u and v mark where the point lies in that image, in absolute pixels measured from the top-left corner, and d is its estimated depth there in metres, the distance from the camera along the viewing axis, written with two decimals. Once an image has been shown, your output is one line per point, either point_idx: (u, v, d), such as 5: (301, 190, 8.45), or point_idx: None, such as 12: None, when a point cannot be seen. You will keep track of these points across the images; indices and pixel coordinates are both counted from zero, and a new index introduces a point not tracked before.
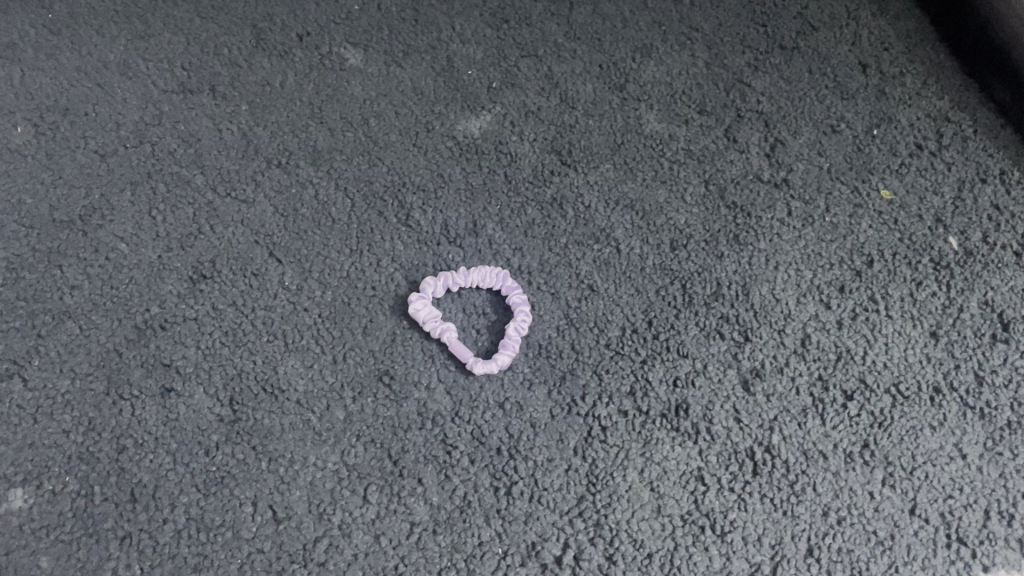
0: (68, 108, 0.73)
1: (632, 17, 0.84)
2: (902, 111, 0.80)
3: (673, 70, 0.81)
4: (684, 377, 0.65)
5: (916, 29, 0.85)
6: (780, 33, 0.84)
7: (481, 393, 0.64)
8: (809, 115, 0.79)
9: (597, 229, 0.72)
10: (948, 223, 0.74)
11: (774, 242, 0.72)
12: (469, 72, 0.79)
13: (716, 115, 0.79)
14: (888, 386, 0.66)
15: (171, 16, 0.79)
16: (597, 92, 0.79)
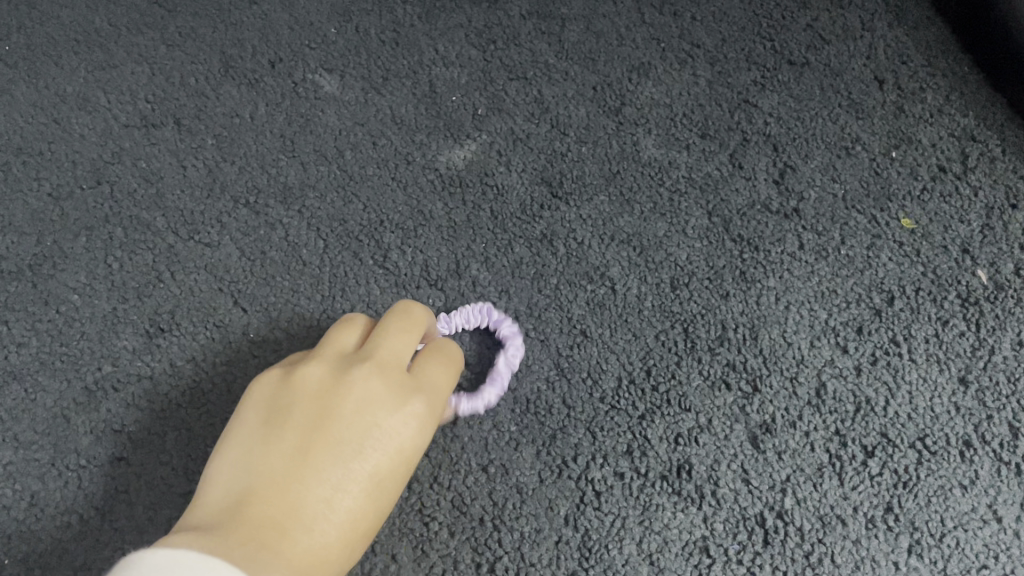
0: (22, 147, 0.68)
1: (628, 33, 0.78)
2: (922, 131, 0.74)
3: (672, 91, 0.75)
4: (686, 433, 0.59)
5: (935, 40, 0.79)
6: (788, 47, 0.78)
7: (462, 456, 0.58)
8: (821, 138, 0.73)
9: (590, 268, 0.66)
10: (975, 255, 0.67)
11: (784, 279, 0.66)
12: (453, 98, 0.73)
13: (719, 138, 0.73)
14: (913, 441, 0.59)
15: (135, 44, 0.74)
16: (591, 116, 0.73)
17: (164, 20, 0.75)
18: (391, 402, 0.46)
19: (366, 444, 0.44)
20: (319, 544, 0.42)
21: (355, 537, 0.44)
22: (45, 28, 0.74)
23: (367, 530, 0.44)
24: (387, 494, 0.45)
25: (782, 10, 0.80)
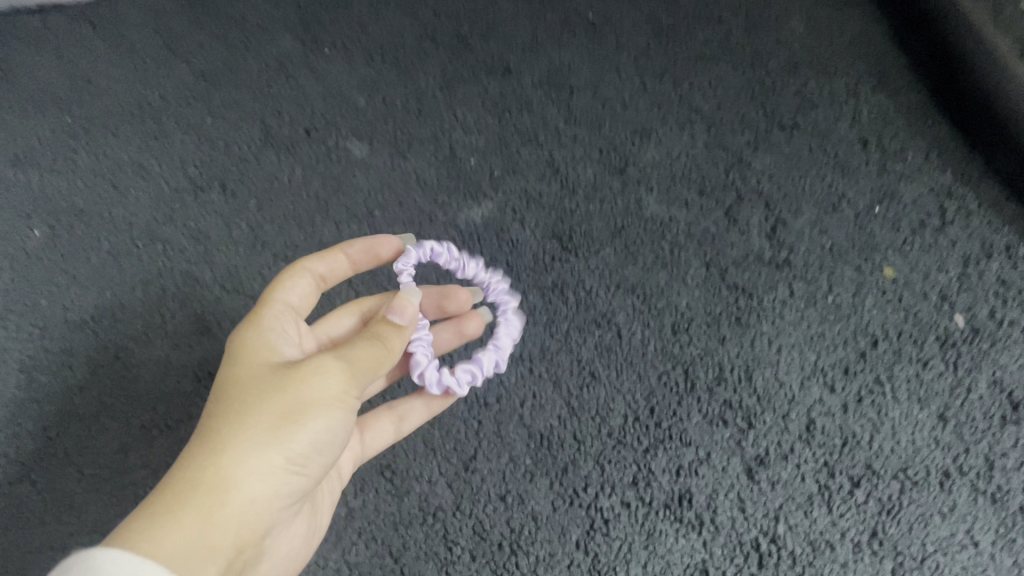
0: (83, 210, 0.75)
1: (631, 100, 0.85)
2: (904, 187, 0.80)
3: (673, 152, 0.82)
4: (687, 466, 0.65)
5: (916, 103, 0.86)
6: (778, 111, 0.85)
7: (482, 486, 0.64)
8: (809, 194, 0.80)
9: (598, 314, 0.72)
10: (954, 300, 0.73)
11: (777, 324, 0.72)
12: (471, 160, 0.81)
13: (716, 196, 0.79)
14: (896, 472, 0.65)
15: (184, 115, 0.82)
16: (597, 176, 0.80)
17: (209, 93, 0.83)
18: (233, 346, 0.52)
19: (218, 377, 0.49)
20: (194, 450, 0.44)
21: (236, 418, 0.45)
22: (103, 102, 0.82)
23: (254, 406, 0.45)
24: (255, 382, 0.47)
25: (773, 78, 0.88)
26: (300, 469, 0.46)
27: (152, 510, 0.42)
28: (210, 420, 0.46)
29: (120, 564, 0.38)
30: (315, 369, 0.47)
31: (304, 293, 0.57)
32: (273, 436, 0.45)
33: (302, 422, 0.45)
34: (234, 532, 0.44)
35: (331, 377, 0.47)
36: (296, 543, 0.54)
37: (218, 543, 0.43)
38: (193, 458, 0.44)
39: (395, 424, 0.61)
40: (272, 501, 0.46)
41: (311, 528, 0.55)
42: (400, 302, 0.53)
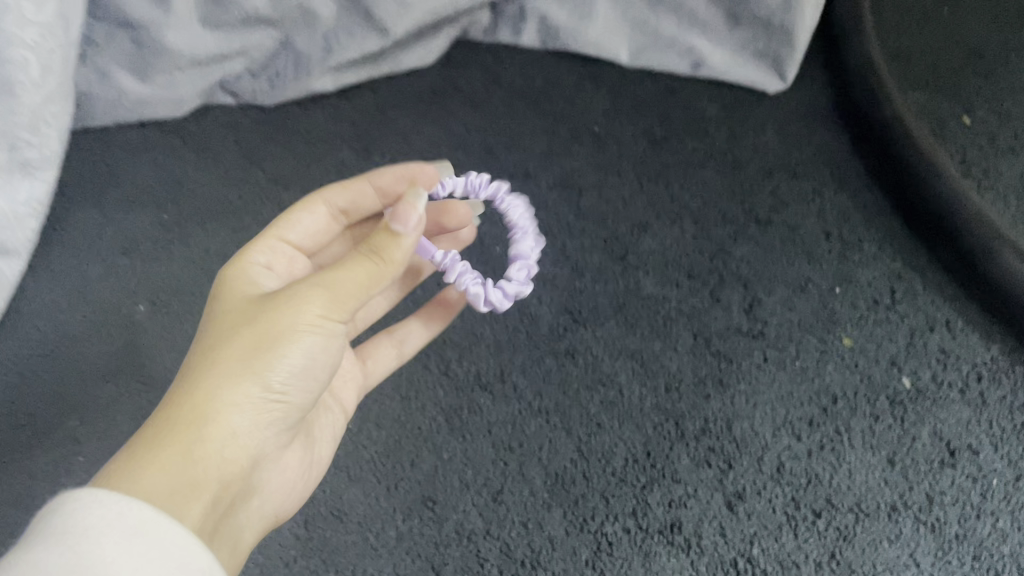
0: (178, 289, 0.91)
1: (631, 199, 1.02)
2: (861, 272, 0.96)
3: (666, 242, 0.98)
4: (678, 499, 0.79)
5: (872, 201, 1.02)
6: (755, 208, 1.01)
7: (507, 514, 0.79)
8: (781, 277, 0.95)
9: (603, 376, 0.87)
10: (901, 365, 0.88)
11: (752, 384, 0.86)
12: (498, 248, 0.96)
13: (702, 278, 0.95)
14: (851, 505, 0.79)
15: (258, 212, 0.98)
16: (602, 261, 0.96)
17: (280, 193, 1.00)
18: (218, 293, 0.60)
19: (205, 324, 0.58)
20: (179, 390, 0.53)
21: (214, 359, 0.53)
22: (192, 201, 0.99)
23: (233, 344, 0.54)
24: (234, 324, 0.55)
25: (750, 180, 1.04)
26: (278, 393, 0.55)
27: (140, 445, 0.50)
28: (194, 360, 0.54)
29: (104, 506, 0.45)
30: (291, 301, 0.54)
31: (316, 223, 0.70)
32: (251, 369, 0.53)
33: (279, 352, 0.54)
34: (217, 461, 0.52)
35: (310, 304, 0.54)
36: (297, 474, 0.64)
37: (203, 473, 0.51)
38: (177, 396, 0.53)
39: (397, 349, 0.76)
40: (253, 429, 0.54)
41: (310, 461, 0.65)
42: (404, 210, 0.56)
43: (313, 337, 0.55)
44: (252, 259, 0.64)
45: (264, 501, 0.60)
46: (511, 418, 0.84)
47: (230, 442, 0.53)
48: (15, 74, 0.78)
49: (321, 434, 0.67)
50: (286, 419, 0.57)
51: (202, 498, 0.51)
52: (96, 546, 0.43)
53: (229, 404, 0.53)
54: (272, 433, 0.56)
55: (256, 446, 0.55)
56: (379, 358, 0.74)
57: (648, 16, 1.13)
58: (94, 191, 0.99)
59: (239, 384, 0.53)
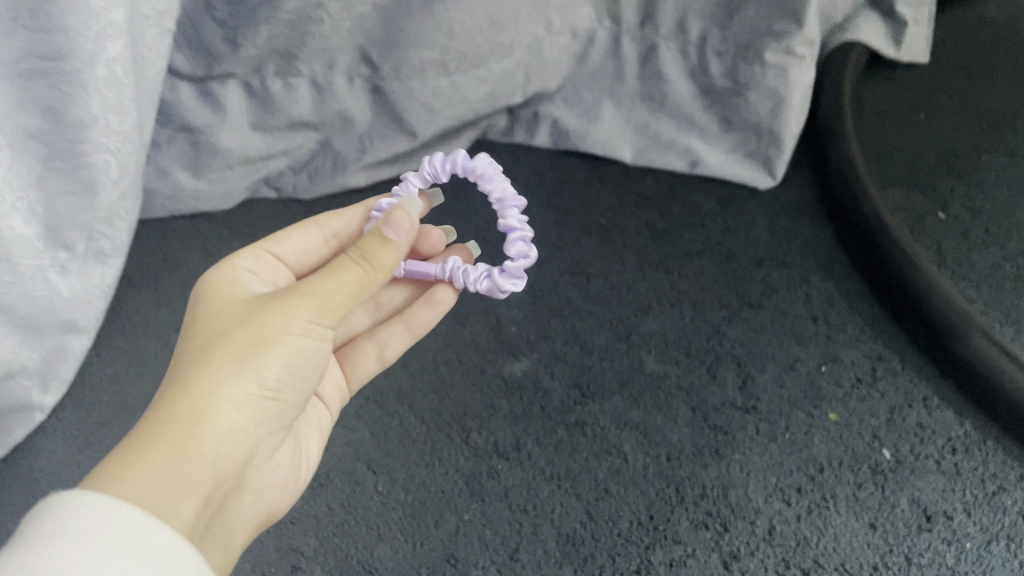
0: None
1: (634, 284, 1.12)
2: (845, 352, 1.05)
3: (667, 324, 1.08)
4: (679, 558, 0.87)
5: (855, 288, 1.12)
6: (747, 293, 1.12)
7: (522, 572, 0.86)
8: (772, 357, 1.04)
9: (610, 445, 0.95)
10: (882, 438, 0.96)
11: (746, 454, 0.95)
12: (514, 328, 1.06)
13: (700, 356, 1.04)
14: (836, 565, 0.87)
15: None
16: (609, 341, 1.05)
17: None
18: (199, 308, 0.69)
19: (191, 333, 0.66)
20: (173, 388, 0.61)
21: (208, 362, 0.61)
22: None
23: (224, 349, 0.62)
24: (224, 332, 0.64)
25: (743, 268, 1.15)
26: (266, 392, 0.63)
27: (137, 439, 0.57)
28: (186, 364, 0.62)
29: (88, 509, 0.50)
30: (281, 310, 0.64)
31: (307, 241, 0.84)
32: (243, 370, 0.62)
33: (269, 354, 0.63)
34: (210, 457, 0.59)
35: (300, 312, 0.64)
36: (282, 473, 0.72)
37: (198, 467, 0.58)
38: (173, 395, 0.60)
39: (376, 357, 0.87)
40: (244, 427, 0.62)
41: (295, 461, 0.74)
42: (397, 221, 0.68)
43: (303, 340, 0.64)
44: (236, 279, 0.73)
45: (256, 498, 0.68)
46: (526, 483, 0.92)
47: (223, 439, 0.60)
48: (98, 176, 0.90)
49: (305, 437, 0.77)
50: (273, 419, 0.65)
51: (194, 492, 0.57)
52: (82, 544, 0.48)
53: (224, 402, 0.60)
54: (262, 430, 0.64)
55: (248, 442, 0.63)
56: (360, 363, 0.86)
57: (649, 119, 1.27)
58: (152, 276, 1.11)
59: (233, 383, 0.61)
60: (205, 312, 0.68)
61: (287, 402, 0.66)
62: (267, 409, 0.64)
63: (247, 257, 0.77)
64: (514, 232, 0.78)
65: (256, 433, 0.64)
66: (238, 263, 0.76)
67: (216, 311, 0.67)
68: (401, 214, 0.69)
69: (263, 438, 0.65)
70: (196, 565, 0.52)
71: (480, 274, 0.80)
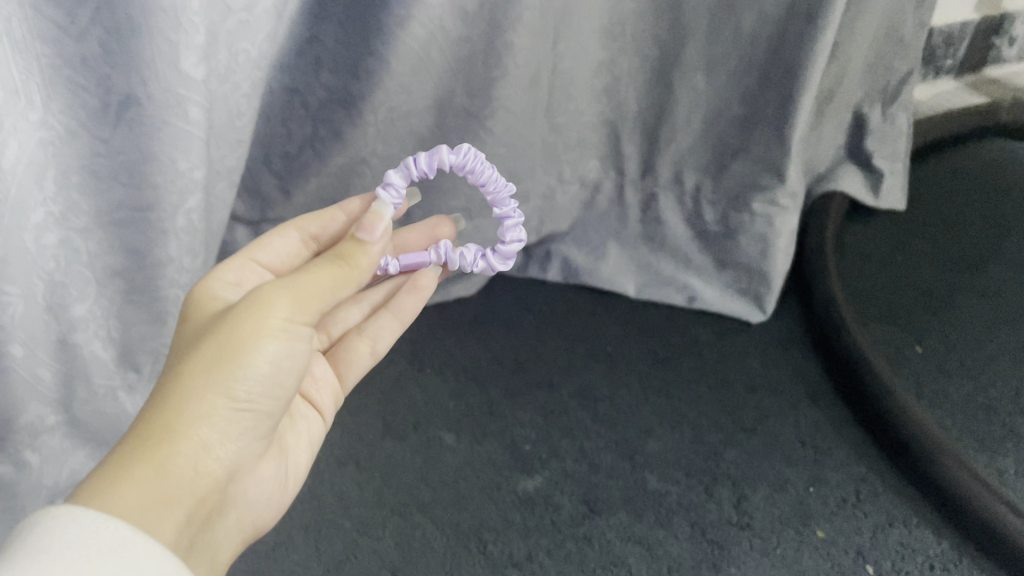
0: None
1: (637, 407, 1.23)
2: (831, 473, 1.15)
3: (667, 445, 1.18)
4: None
5: (840, 415, 1.23)
6: (741, 417, 1.22)
7: None
8: (764, 477, 1.14)
9: (615, 558, 1.04)
10: (866, 554, 1.05)
11: (740, 568, 1.03)
12: (526, 448, 1.17)
13: (698, 476, 1.14)
14: None
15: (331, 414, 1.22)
16: (615, 460, 1.15)
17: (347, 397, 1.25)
18: (183, 333, 0.72)
19: (173, 355, 0.68)
20: (152, 406, 0.63)
21: (184, 377, 0.63)
22: None
23: (198, 361, 0.64)
24: (199, 343, 0.65)
25: (736, 394, 1.26)
26: (244, 401, 0.65)
27: (117, 458, 0.59)
28: (164, 381, 0.64)
29: (79, 525, 0.53)
30: (259, 311, 0.66)
31: (289, 245, 0.90)
32: (219, 382, 0.63)
33: (245, 361, 0.64)
34: (188, 472, 0.61)
35: (276, 310, 0.66)
36: (270, 484, 0.77)
37: (176, 484, 0.60)
38: (151, 413, 0.62)
39: (370, 352, 0.96)
40: (222, 439, 0.65)
41: (280, 475, 0.79)
42: (370, 222, 0.76)
43: (281, 341, 0.66)
44: (208, 301, 0.76)
45: (241, 514, 0.72)
46: None
47: (201, 453, 0.63)
48: (169, 306, 1.07)
49: (293, 450, 0.82)
50: (253, 429, 0.68)
51: (175, 509, 0.59)
52: (69, 560, 0.51)
53: (201, 415, 0.63)
54: (241, 441, 0.67)
55: (226, 454, 0.65)
56: (354, 359, 0.95)
57: (649, 259, 1.43)
58: None
59: (208, 397, 0.63)
60: (187, 336, 0.71)
61: (266, 410, 0.68)
62: (246, 417, 0.66)
63: (232, 270, 0.82)
64: (509, 220, 0.91)
65: (235, 444, 0.66)
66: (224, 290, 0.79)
67: (196, 331, 0.70)
68: (374, 215, 0.77)
69: (244, 449, 0.68)
70: None
71: (476, 259, 0.92)
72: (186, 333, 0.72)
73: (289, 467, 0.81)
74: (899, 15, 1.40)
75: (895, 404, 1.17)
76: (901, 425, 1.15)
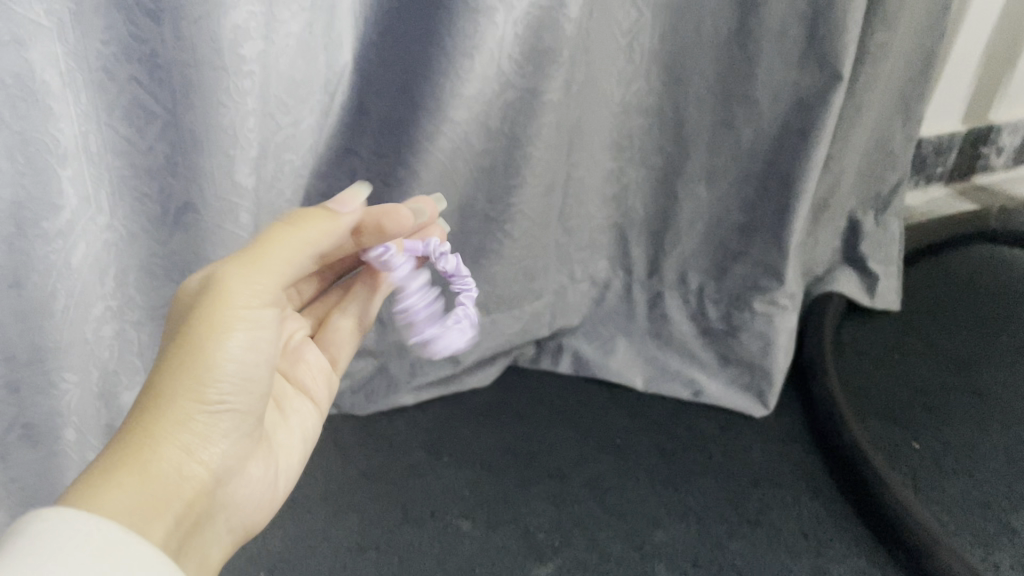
0: (289, 560, 1.18)
1: (646, 497, 1.29)
2: (834, 565, 1.19)
3: (675, 535, 1.23)
4: None
5: (842, 509, 1.28)
6: (745, 508, 1.27)
7: None
8: (769, 568, 1.18)
9: None
10: None
11: None
12: (539, 535, 1.22)
13: (705, 566, 1.18)
14: None
15: (353, 501, 1.28)
16: (624, 549, 1.20)
17: (368, 484, 1.31)
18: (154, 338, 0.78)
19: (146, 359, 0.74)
20: (132, 412, 0.68)
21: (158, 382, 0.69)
22: (302, 493, 1.29)
23: (169, 364, 0.69)
24: (168, 345, 0.70)
25: (741, 486, 1.31)
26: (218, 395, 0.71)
27: (103, 464, 0.65)
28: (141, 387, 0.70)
29: (64, 522, 0.56)
30: (221, 300, 0.70)
31: None
32: (190, 380, 0.69)
33: (213, 356, 0.70)
34: (166, 470, 0.67)
35: (237, 299, 0.71)
36: (261, 476, 0.82)
37: (157, 482, 0.66)
38: (130, 420, 0.68)
39: (357, 327, 1.01)
40: (199, 434, 0.70)
41: (270, 470, 0.84)
42: (343, 201, 0.79)
43: (244, 332, 0.71)
44: None
45: (233, 509, 0.78)
46: None
47: (179, 449, 0.69)
48: None
49: (282, 446, 0.87)
50: (231, 422, 0.73)
51: (161, 506, 0.65)
52: (56, 554, 0.53)
53: (175, 414, 0.68)
54: (219, 437, 0.72)
55: (205, 448, 0.71)
56: (339, 339, 1.00)
57: (656, 353, 1.50)
58: None
59: (180, 397, 0.68)
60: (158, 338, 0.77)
61: (241, 406, 0.74)
62: (221, 412, 0.72)
63: None
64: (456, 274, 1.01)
65: (214, 439, 0.72)
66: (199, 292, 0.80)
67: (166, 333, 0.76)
68: (350, 193, 0.79)
69: (225, 448, 0.74)
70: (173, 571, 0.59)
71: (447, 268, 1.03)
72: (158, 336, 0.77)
73: (279, 463, 0.85)
74: (888, 129, 1.51)
75: (892, 496, 1.21)
76: (898, 517, 1.19)
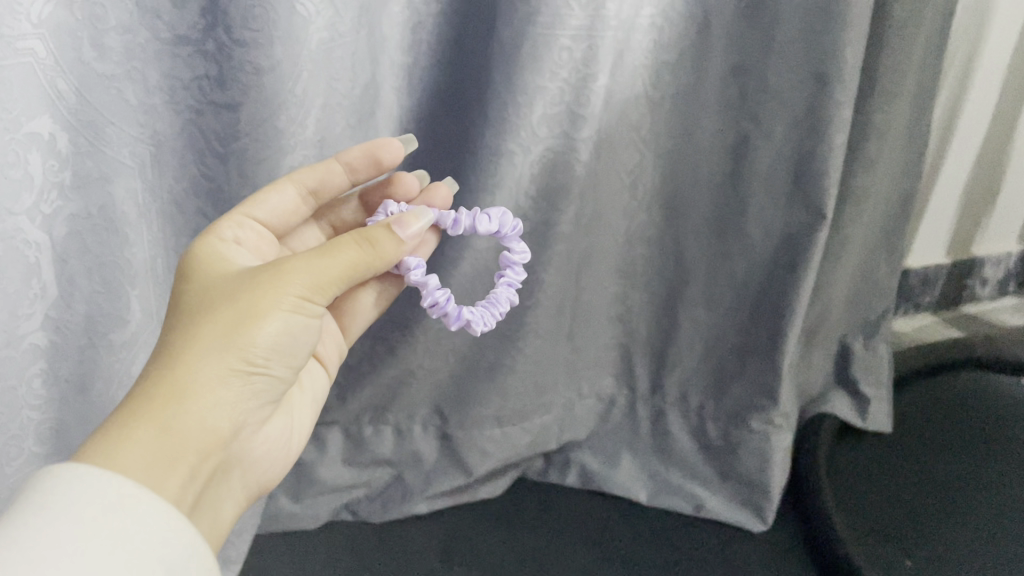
0: None
1: None
2: None
3: None
4: None
5: None
6: None
7: None
8: None
9: None
10: None
11: None
12: None
13: None
14: None
15: None
16: None
17: None
18: (188, 283, 0.86)
19: (184, 308, 0.82)
20: (166, 365, 0.77)
21: (197, 343, 0.78)
22: None
23: (218, 331, 0.78)
24: (219, 311, 0.80)
25: None
26: (252, 365, 0.80)
27: (137, 413, 0.74)
28: (177, 341, 0.79)
29: (76, 483, 0.67)
30: (279, 287, 0.81)
31: (283, 200, 1.02)
32: (232, 347, 0.78)
33: (257, 331, 0.79)
34: (194, 426, 0.76)
35: (294, 289, 0.81)
36: (273, 438, 0.93)
37: (181, 437, 0.75)
38: (164, 370, 0.77)
39: (376, 305, 1.12)
40: (230, 396, 0.80)
41: (279, 436, 0.95)
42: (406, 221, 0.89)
43: (293, 316, 0.81)
44: (211, 258, 0.89)
45: (244, 462, 0.88)
46: None
47: (209, 407, 0.78)
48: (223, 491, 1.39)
49: (290, 415, 0.98)
50: (259, 388, 0.83)
51: (182, 459, 0.75)
52: (61, 511, 0.65)
53: (212, 375, 0.78)
54: (248, 400, 0.82)
55: (232, 409, 0.81)
56: (359, 313, 1.11)
57: (660, 468, 1.58)
58: None
59: (219, 362, 0.78)
60: (196, 286, 0.86)
61: (273, 374, 0.84)
62: (255, 380, 0.82)
63: (229, 228, 0.95)
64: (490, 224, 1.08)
65: (243, 402, 0.82)
66: (229, 254, 0.92)
67: (207, 287, 0.84)
68: (410, 217, 0.90)
69: (250, 410, 0.83)
70: (163, 535, 0.68)
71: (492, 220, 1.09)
72: (194, 285, 0.86)
73: (289, 428, 0.97)
74: (872, 262, 1.64)
75: None
76: None
